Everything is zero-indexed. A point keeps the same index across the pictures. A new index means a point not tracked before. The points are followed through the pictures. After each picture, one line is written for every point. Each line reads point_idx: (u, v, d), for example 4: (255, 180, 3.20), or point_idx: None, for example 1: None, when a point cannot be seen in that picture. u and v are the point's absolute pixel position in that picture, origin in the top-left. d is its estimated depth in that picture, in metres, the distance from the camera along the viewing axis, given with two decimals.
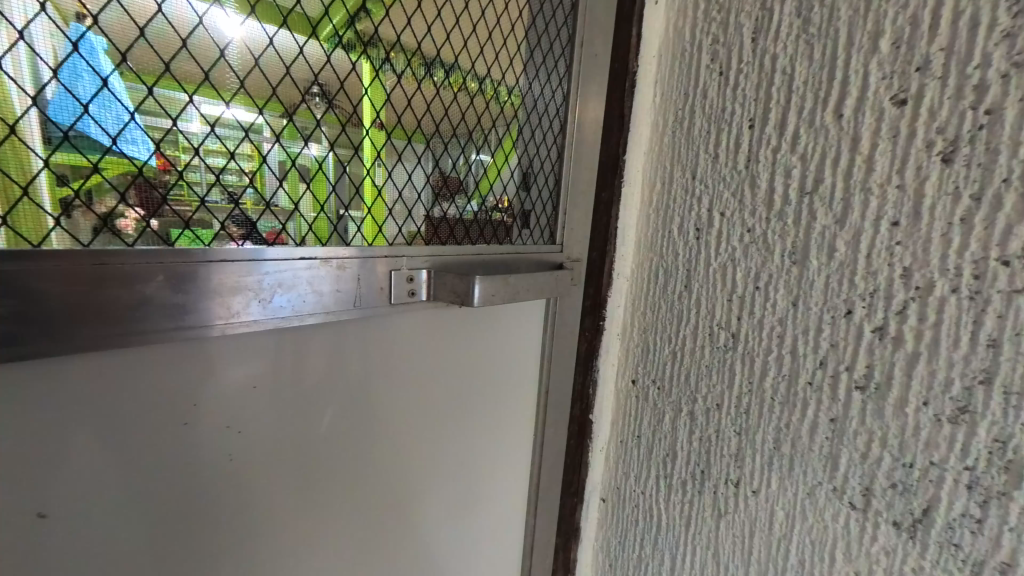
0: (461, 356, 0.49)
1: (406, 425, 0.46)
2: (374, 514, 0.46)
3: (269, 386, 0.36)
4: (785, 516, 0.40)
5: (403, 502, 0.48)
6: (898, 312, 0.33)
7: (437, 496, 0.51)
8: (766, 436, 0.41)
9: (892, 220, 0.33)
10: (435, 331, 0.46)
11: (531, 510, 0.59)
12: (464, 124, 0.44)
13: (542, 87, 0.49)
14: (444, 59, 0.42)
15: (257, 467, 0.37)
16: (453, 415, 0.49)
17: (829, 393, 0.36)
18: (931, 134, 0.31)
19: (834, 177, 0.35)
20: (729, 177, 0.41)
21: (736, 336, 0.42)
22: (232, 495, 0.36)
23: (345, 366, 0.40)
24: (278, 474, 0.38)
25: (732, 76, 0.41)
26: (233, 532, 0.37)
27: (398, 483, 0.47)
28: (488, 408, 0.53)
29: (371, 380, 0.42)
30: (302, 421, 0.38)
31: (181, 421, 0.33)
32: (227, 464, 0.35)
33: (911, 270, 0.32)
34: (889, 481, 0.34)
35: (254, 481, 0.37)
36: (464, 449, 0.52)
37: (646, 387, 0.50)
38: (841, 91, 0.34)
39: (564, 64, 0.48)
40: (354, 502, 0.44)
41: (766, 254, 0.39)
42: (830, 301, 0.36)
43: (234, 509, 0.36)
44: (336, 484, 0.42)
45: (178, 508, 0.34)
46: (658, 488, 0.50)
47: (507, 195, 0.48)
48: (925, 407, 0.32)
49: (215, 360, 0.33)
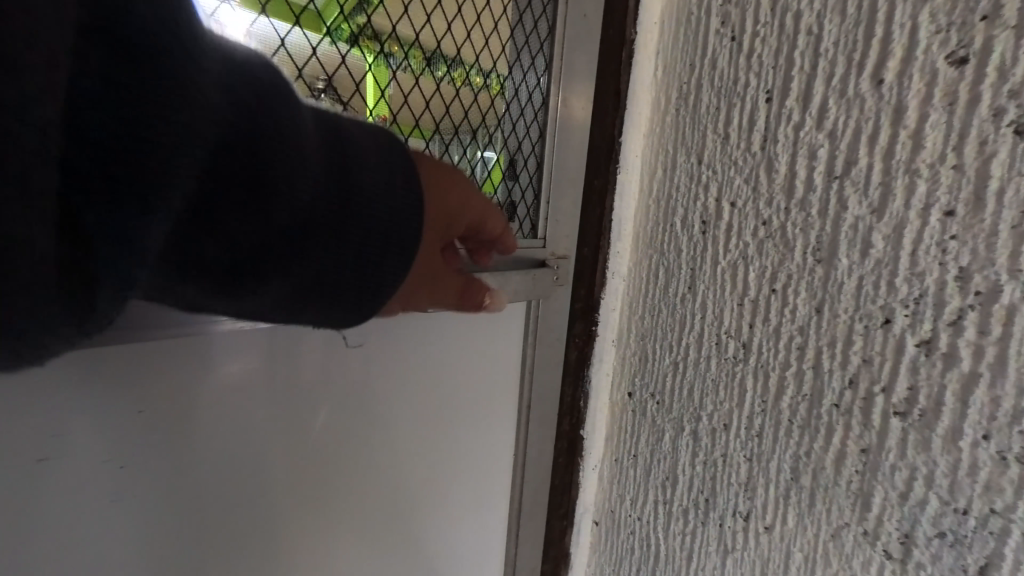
0: (441, 361, 0.44)
1: (372, 446, 0.41)
2: (363, 538, 0.42)
3: (255, 381, 0.35)
4: (803, 561, 0.34)
5: (390, 528, 0.44)
6: (952, 323, 0.26)
7: (425, 522, 0.46)
8: (781, 465, 0.34)
9: (945, 209, 0.26)
10: (399, 342, 0.41)
11: (532, 530, 0.53)
12: (439, 97, 0.39)
13: (521, 52, 0.42)
14: (412, 21, 0.36)
15: (178, 503, 0.33)
16: (438, 425, 0.45)
17: (860, 418, 0.30)
18: (1001, 98, 0.24)
19: (870, 158, 0.29)
20: (742, 161, 0.36)
21: (747, 347, 0.36)
22: (151, 533, 0.32)
23: (293, 380, 0.36)
24: (255, 481, 0.36)
25: (747, 41, 0.35)
26: (214, 548, 0.35)
27: (378, 508, 0.43)
28: (467, 427, 0.47)
29: (340, 385, 0.38)
30: (235, 446, 0.34)
31: (47, 454, 0.29)
32: (208, 468, 0.34)
33: (968, 271, 0.26)
34: (935, 530, 0.28)
35: (178, 516, 0.33)
36: (448, 472, 0.47)
37: (644, 401, 0.45)
38: (881, 50, 0.28)
39: (546, 25, 0.42)
40: (330, 529, 0.40)
41: (785, 250, 0.33)
42: (863, 308, 0.30)
43: (215, 519, 0.35)
44: (302, 513, 0.38)
45: (156, 517, 0.32)
46: (656, 515, 0.44)
47: (504, 180, 0.43)
48: (985, 442, 0.25)
49: (122, 388, 0.30)
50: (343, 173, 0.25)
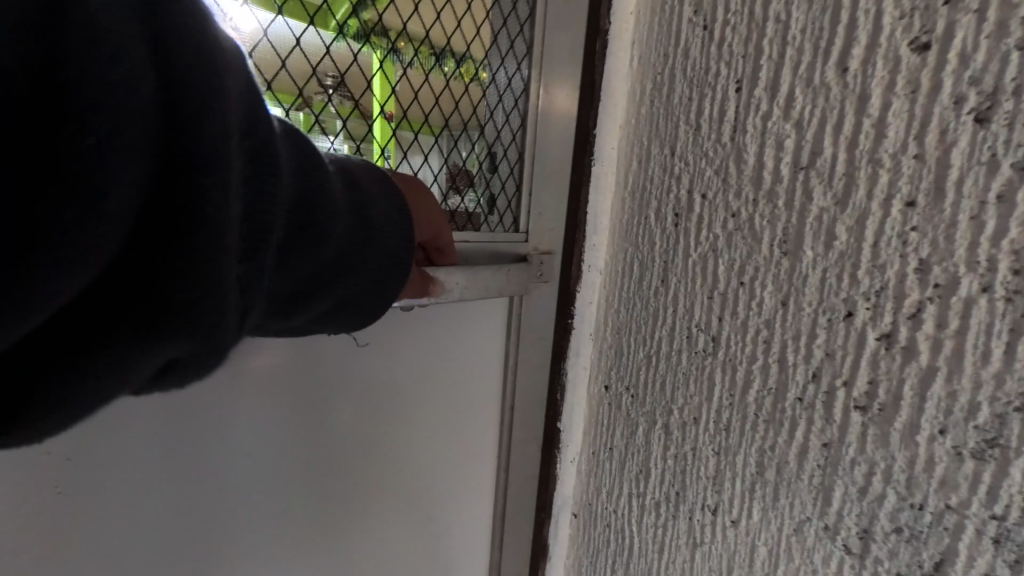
0: (435, 358, 0.48)
1: (374, 436, 0.47)
2: (372, 519, 0.48)
3: (272, 376, 0.40)
4: (767, 554, 0.34)
5: (396, 510, 0.50)
6: (912, 316, 0.26)
7: (428, 506, 0.52)
8: (748, 459, 0.34)
9: (906, 199, 0.26)
10: (392, 345, 0.46)
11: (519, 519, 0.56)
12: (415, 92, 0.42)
13: (498, 41, 0.45)
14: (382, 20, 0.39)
15: (209, 491, 0.39)
16: (431, 413, 0.50)
17: (822, 412, 0.30)
18: (962, 86, 0.24)
19: (835, 148, 0.28)
20: (712, 153, 0.35)
21: (717, 340, 0.36)
22: (183, 518, 0.38)
23: (304, 383, 0.42)
24: (269, 464, 0.41)
25: (718, 30, 0.34)
26: (242, 525, 0.41)
27: (384, 492, 0.48)
28: (460, 421, 0.51)
29: (341, 380, 0.44)
30: (256, 440, 0.40)
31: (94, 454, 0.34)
32: (231, 456, 0.40)
33: (928, 263, 0.25)
34: (892, 525, 0.27)
35: (210, 500, 0.39)
36: (446, 461, 0.52)
37: (619, 394, 0.45)
38: (846, 37, 0.28)
39: (527, 8, 0.44)
40: (343, 510, 0.46)
41: (752, 243, 0.33)
42: (826, 301, 0.29)
43: (236, 504, 0.40)
44: (318, 494, 0.44)
45: (188, 495, 0.38)
46: (630, 507, 0.45)
47: (485, 170, 0.47)
48: (941, 436, 0.25)
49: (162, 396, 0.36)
50: (359, 206, 0.29)
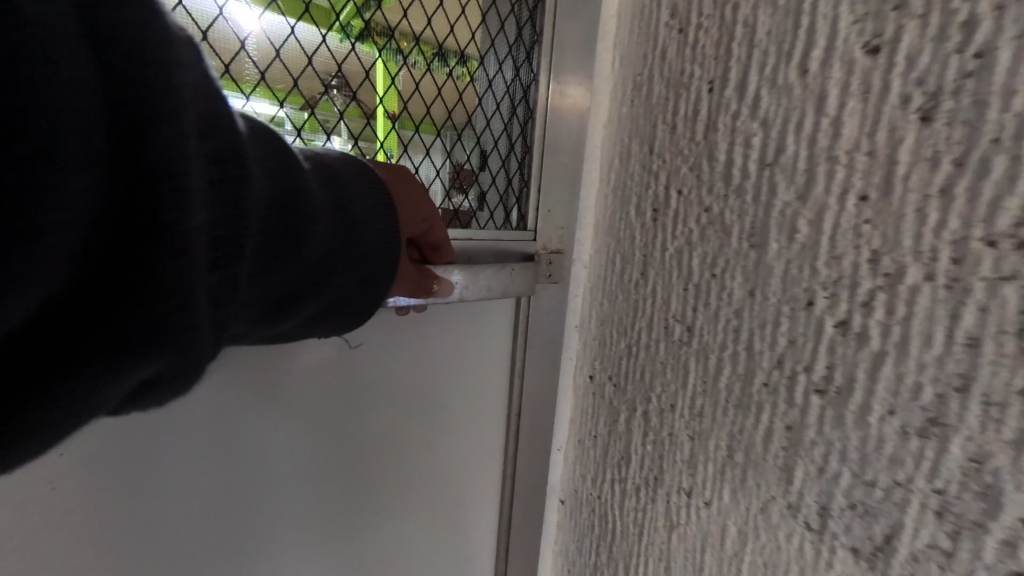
0: (434, 365, 0.52)
1: (376, 439, 0.50)
2: (373, 516, 0.52)
3: (281, 382, 0.45)
4: (737, 533, 0.35)
5: (396, 507, 0.53)
6: (864, 304, 0.27)
7: (427, 504, 0.55)
8: (719, 442, 0.36)
9: (860, 194, 0.27)
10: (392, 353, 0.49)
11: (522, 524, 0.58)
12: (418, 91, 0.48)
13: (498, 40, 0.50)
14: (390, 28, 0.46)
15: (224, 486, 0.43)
16: (429, 417, 0.53)
17: (785, 396, 0.31)
18: (908, 87, 0.25)
19: (797, 146, 0.30)
20: (687, 150, 0.37)
21: (691, 330, 0.37)
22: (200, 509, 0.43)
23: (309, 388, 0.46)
24: (279, 463, 0.46)
25: (692, 33, 0.36)
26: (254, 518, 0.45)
27: (385, 491, 0.52)
28: (461, 425, 0.55)
29: (344, 386, 0.47)
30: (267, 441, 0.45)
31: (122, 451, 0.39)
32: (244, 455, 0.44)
33: (879, 254, 0.27)
34: (847, 501, 0.29)
35: (225, 495, 0.44)
36: (445, 463, 0.55)
37: (603, 384, 0.46)
38: (806, 41, 0.29)
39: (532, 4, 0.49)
40: (347, 507, 0.50)
41: (723, 237, 0.35)
42: (789, 291, 0.31)
43: (247, 498, 0.45)
44: (323, 492, 0.48)
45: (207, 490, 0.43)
46: (613, 492, 0.46)
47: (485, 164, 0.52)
48: (890, 416, 0.27)
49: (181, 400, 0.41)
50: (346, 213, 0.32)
